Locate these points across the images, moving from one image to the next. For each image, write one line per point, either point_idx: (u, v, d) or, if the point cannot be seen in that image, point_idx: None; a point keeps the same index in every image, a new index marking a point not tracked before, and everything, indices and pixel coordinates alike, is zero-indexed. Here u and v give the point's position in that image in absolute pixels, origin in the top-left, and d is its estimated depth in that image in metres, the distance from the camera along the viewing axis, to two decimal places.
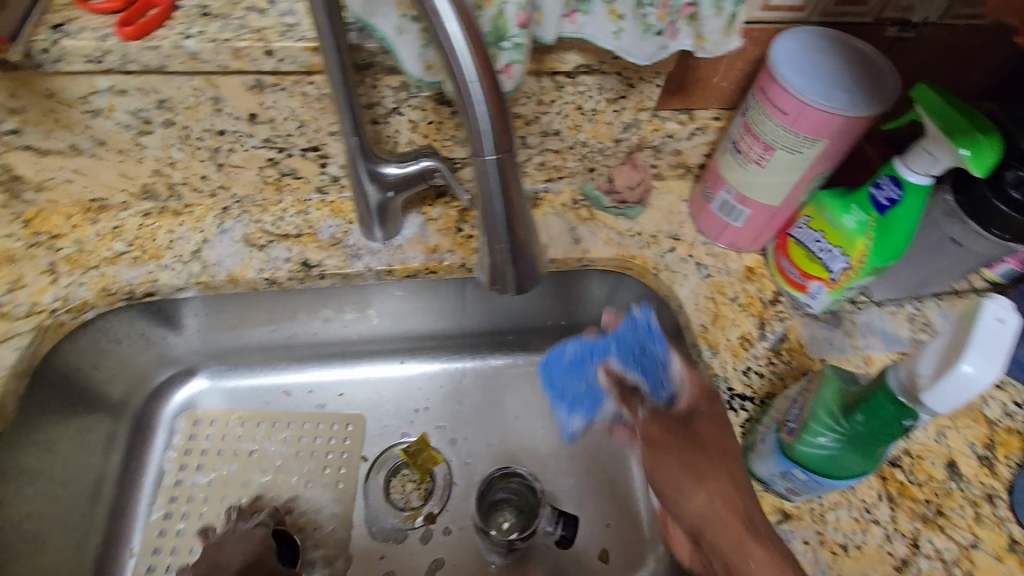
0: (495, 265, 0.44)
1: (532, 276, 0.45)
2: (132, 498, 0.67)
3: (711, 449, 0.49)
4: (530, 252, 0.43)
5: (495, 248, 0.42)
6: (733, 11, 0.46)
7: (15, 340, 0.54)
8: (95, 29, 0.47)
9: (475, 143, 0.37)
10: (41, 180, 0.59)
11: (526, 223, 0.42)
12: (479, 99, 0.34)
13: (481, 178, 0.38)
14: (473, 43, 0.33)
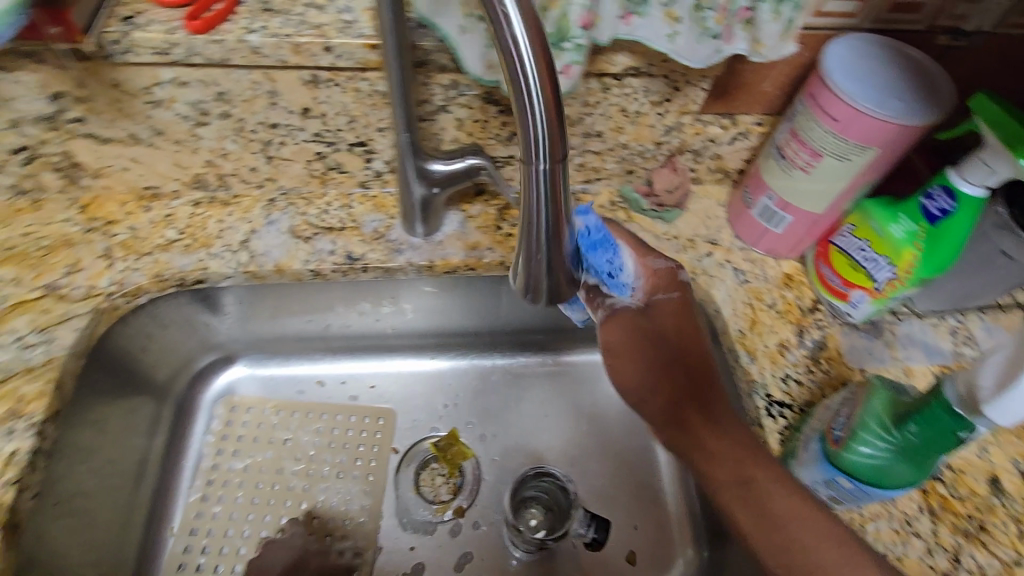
0: (531, 266, 0.46)
1: (564, 275, 0.47)
2: (172, 479, 0.69)
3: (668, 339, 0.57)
4: (565, 255, 0.45)
5: (534, 252, 0.44)
6: (790, 17, 0.46)
7: (73, 322, 0.56)
8: (163, 22, 0.48)
9: (529, 154, 0.38)
10: (99, 167, 0.61)
11: (566, 226, 0.44)
12: (539, 111, 0.35)
13: (532, 186, 0.39)
14: (536, 48, 0.34)
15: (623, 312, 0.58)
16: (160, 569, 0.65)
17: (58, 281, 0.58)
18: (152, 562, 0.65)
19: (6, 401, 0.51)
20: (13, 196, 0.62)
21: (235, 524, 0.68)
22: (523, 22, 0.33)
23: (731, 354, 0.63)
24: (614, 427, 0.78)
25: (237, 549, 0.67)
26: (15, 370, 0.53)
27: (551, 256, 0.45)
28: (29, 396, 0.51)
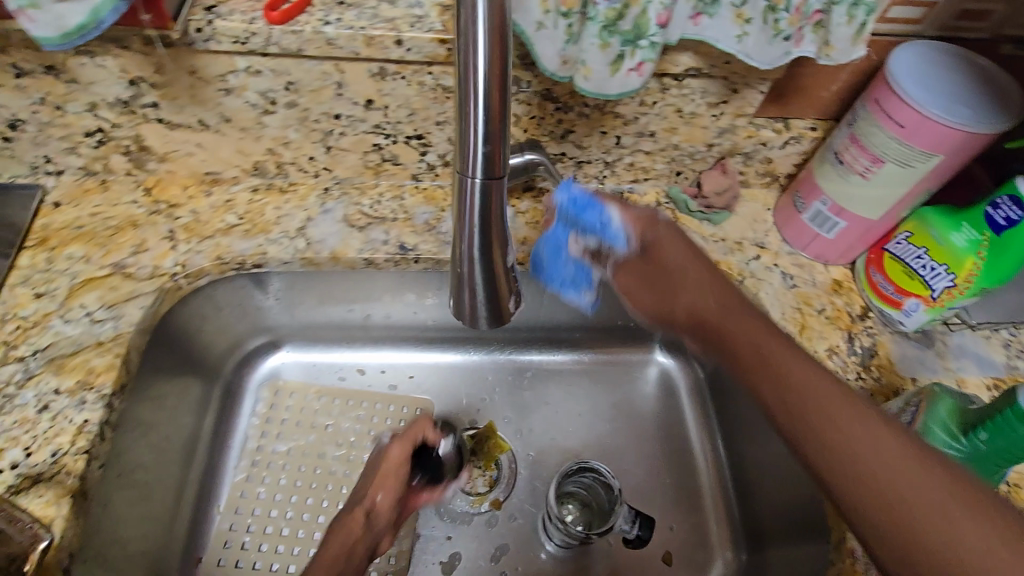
0: (462, 295, 0.41)
1: (501, 312, 0.42)
2: (219, 457, 0.71)
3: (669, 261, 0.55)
4: (501, 289, 0.41)
5: (463, 277, 0.39)
6: (863, 21, 0.46)
7: (139, 299, 0.58)
8: (244, 12, 0.50)
9: (465, 163, 0.34)
10: (165, 152, 0.63)
11: (505, 253, 0.39)
12: (482, 118, 0.32)
13: (464, 199, 0.36)
14: (496, 47, 0.31)
15: (627, 264, 0.56)
16: (206, 545, 0.66)
17: (125, 260, 0.60)
18: (199, 537, 0.66)
19: (78, 371, 0.53)
20: (82, 176, 0.64)
21: (278, 505, 0.69)
22: (487, 16, 0.29)
23: None
24: (650, 429, 0.78)
25: (280, 529, 0.68)
26: (86, 343, 0.55)
27: (485, 287, 0.40)
28: (99, 368, 0.54)
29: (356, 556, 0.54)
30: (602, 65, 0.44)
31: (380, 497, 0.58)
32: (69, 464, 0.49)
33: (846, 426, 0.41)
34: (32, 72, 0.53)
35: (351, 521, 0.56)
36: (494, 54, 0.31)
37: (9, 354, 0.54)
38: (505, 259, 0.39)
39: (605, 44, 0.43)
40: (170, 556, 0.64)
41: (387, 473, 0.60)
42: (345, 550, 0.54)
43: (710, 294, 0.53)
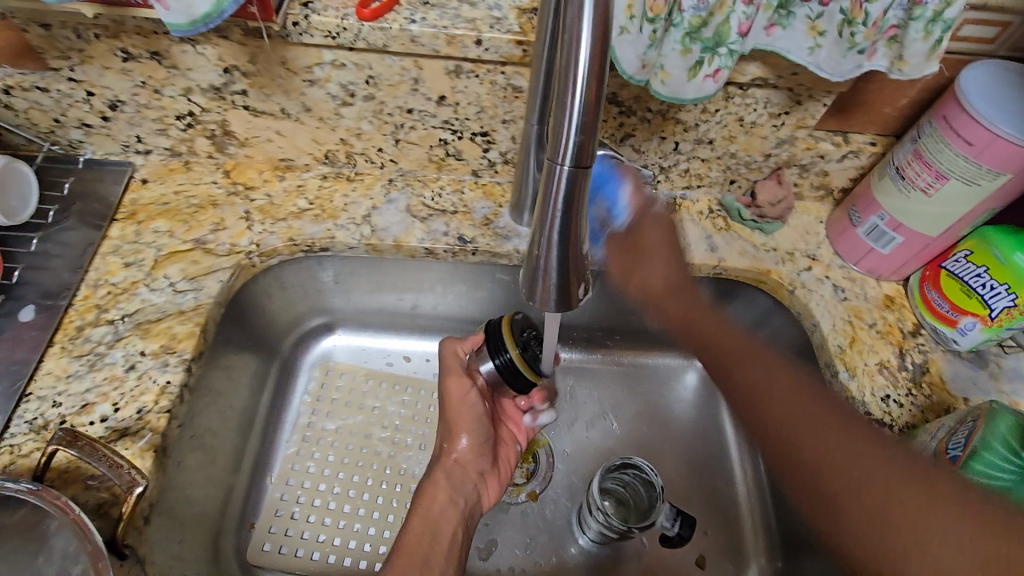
0: (535, 279, 0.43)
1: (570, 297, 0.44)
2: (274, 430, 0.74)
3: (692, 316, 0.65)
4: (574, 276, 0.42)
5: (538, 260, 0.41)
6: (939, 38, 0.46)
7: (218, 274, 0.62)
8: (337, 9, 0.53)
9: (556, 151, 0.36)
10: (247, 137, 0.67)
11: (580, 243, 0.41)
12: (577, 110, 0.34)
13: (549, 185, 0.38)
14: (598, 38, 0.32)
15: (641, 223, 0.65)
16: (258, 512, 0.69)
17: (205, 237, 0.64)
18: (252, 504, 0.70)
19: (161, 337, 0.57)
20: (167, 157, 0.69)
21: (325, 480, 0.72)
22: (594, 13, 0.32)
23: (829, 369, 0.64)
24: (685, 433, 0.79)
25: (327, 503, 0.71)
26: (169, 311, 0.59)
27: (559, 272, 0.42)
28: (180, 335, 0.58)
29: (442, 512, 0.57)
30: (680, 69, 0.48)
31: (457, 446, 0.63)
32: (153, 421, 0.53)
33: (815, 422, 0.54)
34: (138, 57, 0.58)
35: (436, 478, 0.61)
36: (596, 51, 0.33)
37: (101, 317, 0.58)
38: (581, 248, 0.41)
39: (686, 49, 0.47)
40: (227, 519, 0.67)
41: (458, 419, 0.64)
42: (431, 515, 0.57)
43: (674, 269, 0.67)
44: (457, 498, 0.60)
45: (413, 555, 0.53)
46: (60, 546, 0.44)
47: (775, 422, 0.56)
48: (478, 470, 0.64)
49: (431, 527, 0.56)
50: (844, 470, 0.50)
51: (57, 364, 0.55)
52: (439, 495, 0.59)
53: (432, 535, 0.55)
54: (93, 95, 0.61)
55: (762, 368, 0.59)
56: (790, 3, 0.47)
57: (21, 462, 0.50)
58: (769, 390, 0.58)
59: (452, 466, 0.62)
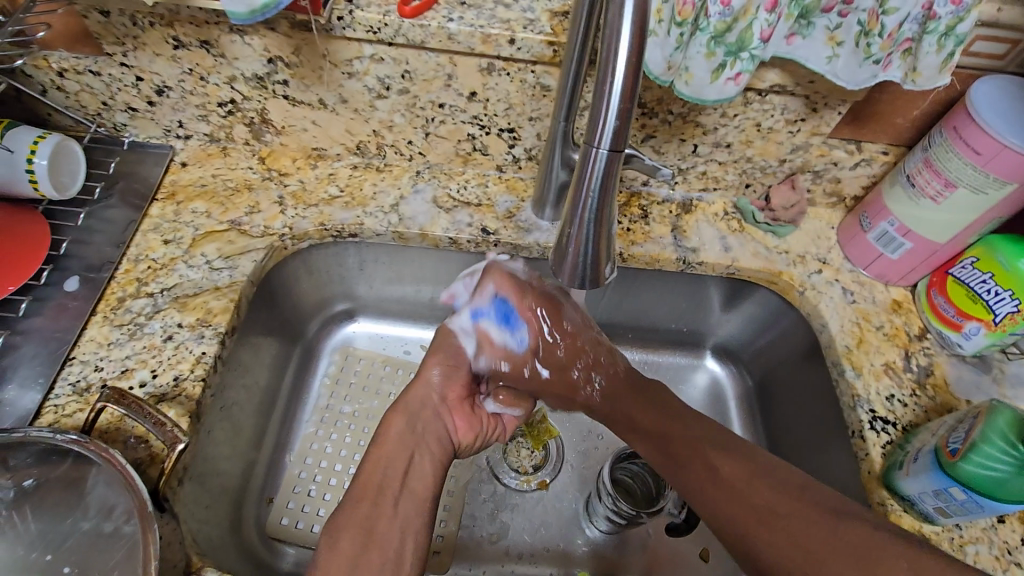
0: (565, 253, 0.46)
1: (596, 273, 0.47)
2: (294, 410, 0.76)
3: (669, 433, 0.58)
4: (601, 253, 0.45)
5: (570, 235, 0.45)
6: (950, 52, 0.49)
7: (252, 254, 0.65)
8: (380, 6, 0.57)
9: (593, 135, 0.40)
10: (283, 126, 0.70)
11: (609, 225, 0.44)
12: (616, 97, 0.37)
13: (587, 166, 0.41)
14: (637, 29, 0.35)
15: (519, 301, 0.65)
16: (278, 487, 0.72)
17: (241, 219, 0.67)
18: (272, 479, 0.72)
19: (198, 311, 0.61)
20: (206, 142, 0.72)
21: (342, 460, 0.74)
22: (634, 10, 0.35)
23: (835, 368, 0.66)
24: None
25: (343, 482, 0.73)
26: (206, 287, 0.62)
27: (588, 247, 0.45)
28: (216, 309, 0.61)
29: (395, 442, 0.56)
30: (704, 71, 0.51)
31: (429, 373, 0.63)
32: (188, 389, 0.56)
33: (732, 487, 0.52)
34: (189, 45, 0.61)
35: (393, 411, 0.59)
36: (635, 42, 0.36)
37: (141, 289, 0.62)
38: (610, 229, 0.44)
39: (710, 53, 0.50)
40: (248, 492, 0.69)
41: (437, 348, 0.65)
42: (386, 448, 0.55)
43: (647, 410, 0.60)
44: (416, 430, 0.58)
45: (367, 486, 0.52)
46: (98, 501, 0.48)
47: (706, 474, 0.54)
48: (442, 397, 0.62)
49: (388, 457, 0.54)
50: (733, 511, 0.51)
51: (100, 332, 0.58)
52: (398, 424, 0.57)
53: (385, 470, 0.53)
54: (141, 80, 0.65)
55: (678, 419, 0.59)
56: (810, 14, 0.50)
57: (63, 422, 0.53)
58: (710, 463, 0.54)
59: (417, 392, 0.61)
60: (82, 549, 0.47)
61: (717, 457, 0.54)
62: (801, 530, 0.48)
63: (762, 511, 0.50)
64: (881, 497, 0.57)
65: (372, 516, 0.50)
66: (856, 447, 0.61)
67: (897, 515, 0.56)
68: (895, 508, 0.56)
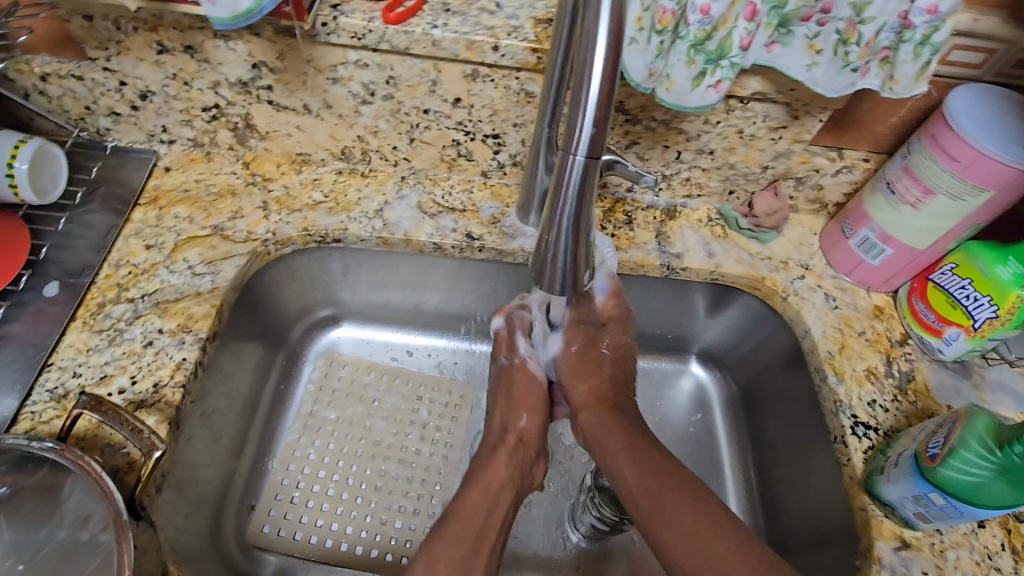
0: (544, 262, 0.46)
1: (576, 282, 0.47)
2: (277, 416, 0.76)
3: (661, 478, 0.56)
4: (580, 261, 0.46)
5: (550, 242, 0.45)
6: (927, 60, 0.50)
7: (235, 259, 0.65)
8: (365, 12, 0.57)
9: (570, 141, 0.40)
10: (267, 131, 0.70)
11: (589, 230, 0.44)
12: (591, 103, 0.37)
13: (563, 173, 0.41)
14: (612, 35, 0.36)
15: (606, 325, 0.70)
16: (259, 495, 0.71)
17: (223, 224, 0.67)
18: (254, 487, 0.71)
19: (179, 316, 0.60)
20: (190, 147, 0.72)
21: (325, 468, 0.74)
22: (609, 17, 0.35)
23: (818, 373, 0.67)
24: (677, 436, 0.80)
25: (326, 490, 0.72)
26: (187, 292, 0.62)
27: (567, 257, 0.45)
28: (197, 315, 0.60)
29: (501, 490, 0.59)
30: (685, 79, 0.52)
31: (520, 423, 0.66)
32: (168, 395, 0.55)
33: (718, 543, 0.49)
34: (172, 50, 0.61)
35: (498, 454, 0.62)
36: (611, 49, 0.36)
37: (121, 295, 0.61)
38: (589, 235, 0.44)
39: (691, 60, 0.50)
40: (228, 499, 0.68)
41: (520, 398, 0.67)
42: (489, 491, 0.58)
43: (623, 442, 0.60)
44: (517, 477, 0.61)
45: (470, 523, 0.54)
46: (73, 511, 0.47)
47: (686, 521, 0.52)
48: (534, 450, 0.65)
49: (489, 500, 0.57)
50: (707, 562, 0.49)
51: (78, 338, 0.58)
52: (501, 471, 0.60)
53: (489, 510, 0.56)
54: (125, 85, 0.64)
55: (706, 516, 0.51)
56: (789, 22, 0.51)
57: (41, 428, 0.52)
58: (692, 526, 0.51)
59: (515, 442, 0.64)
60: (58, 559, 0.46)
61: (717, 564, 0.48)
62: None
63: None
64: (863, 502, 0.57)
65: (471, 554, 0.52)
66: (838, 453, 0.61)
67: (879, 521, 0.56)
68: (877, 514, 0.57)
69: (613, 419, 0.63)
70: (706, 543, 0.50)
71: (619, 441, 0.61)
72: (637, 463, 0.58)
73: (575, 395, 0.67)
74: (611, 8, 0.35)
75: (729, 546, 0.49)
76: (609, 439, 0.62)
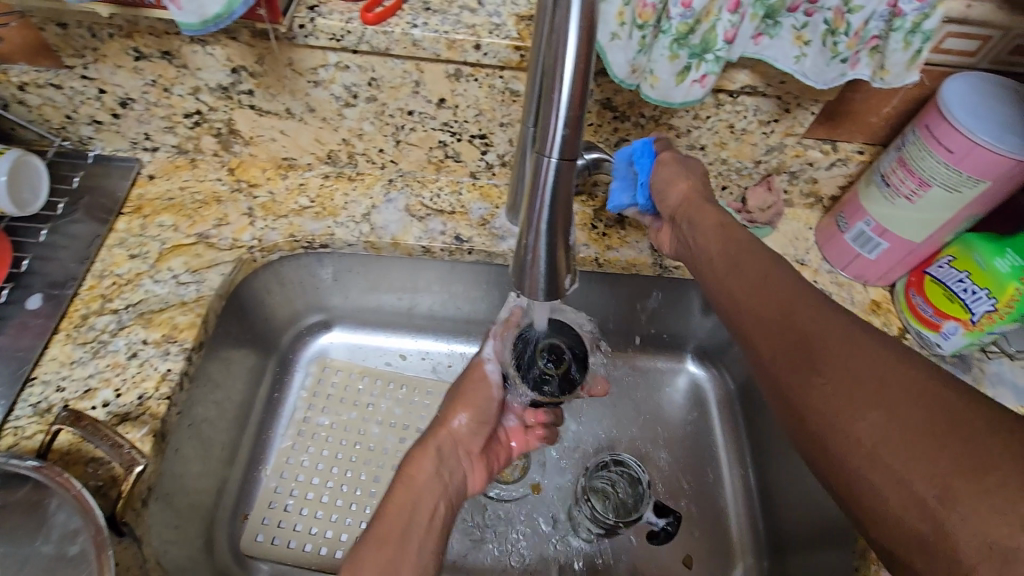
0: (524, 268, 0.45)
1: (557, 288, 0.46)
2: (270, 423, 0.75)
3: (748, 263, 0.48)
4: (560, 266, 0.45)
5: (528, 247, 0.44)
6: (918, 49, 0.48)
7: (220, 267, 0.64)
8: (343, 13, 0.56)
9: (545, 143, 0.39)
10: (251, 136, 0.69)
11: (568, 233, 0.44)
12: (564, 104, 0.37)
13: (538, 175, 0.41)
14: (584, 33, 0.35)
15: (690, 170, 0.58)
16: (252, 503, 0.70)
17: (208, 232, 0.66)
18: (246, 496, 0.71)
19: (164, 327, 0.59)
20: (174, 154, 0.71)
21: (319, 474, 0.73)
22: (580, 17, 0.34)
23: None
24: (674, 435, 0.78)
25: (320, 497, 0.71)
26: (172, 302, 0.61)
27: (546, 261, 0.44)
28: (182, 325, 0.60)
29: (428, 488, 0.55)
30: (668, 74, 0.51)
31: (454, 421, 0.60)
32: (152, 407, 0.55)
33: (786, 305, 0.44)
34: (150, 56, 0.60)
35: (427, 446, 0.58)
36: (581, 50, 0.35)
37: (105, 306, 0.60)
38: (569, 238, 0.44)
39: (673, 55, 0.49)
40: (220, 509, 0.68)
41: (469, 393, 0.62)
42: (415, 489, 0.54)
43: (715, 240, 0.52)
44: (443, 476, 0.57)
45: (392, 528, 0.50)
46: (60, 525, 0.46)
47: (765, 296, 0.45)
48: (466, 449, 0.61)
49: (414, 498, 0.53)
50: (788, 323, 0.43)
51: (62, 351, 0.57)
52: (427, 466, 0.56)
53: (412, 512, 0.52)
54: (104, 92, 0.63)
55: (787, 287, 0.45)
56: (776, 14, 0.49)
57: (24, 444, 0.52)
58: (767, 295, 0.45)
59: (445, 437, 0.59)
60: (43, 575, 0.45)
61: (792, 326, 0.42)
62: (845, 356, 0.38)
63: (807, 339, 0.41)
64: None
65: (396, 557, 0.48)
66: None
67: None
68: None
69: (711, 211, 0.55)
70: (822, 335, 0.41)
71: (708, 238, 0.53)
72: (739, 273, 0.48)
73: (671, 199, 0.57)
74: (581, 6, 0.34)
75: (812, 310, 0.42)
76: (703, 237, 0.54)
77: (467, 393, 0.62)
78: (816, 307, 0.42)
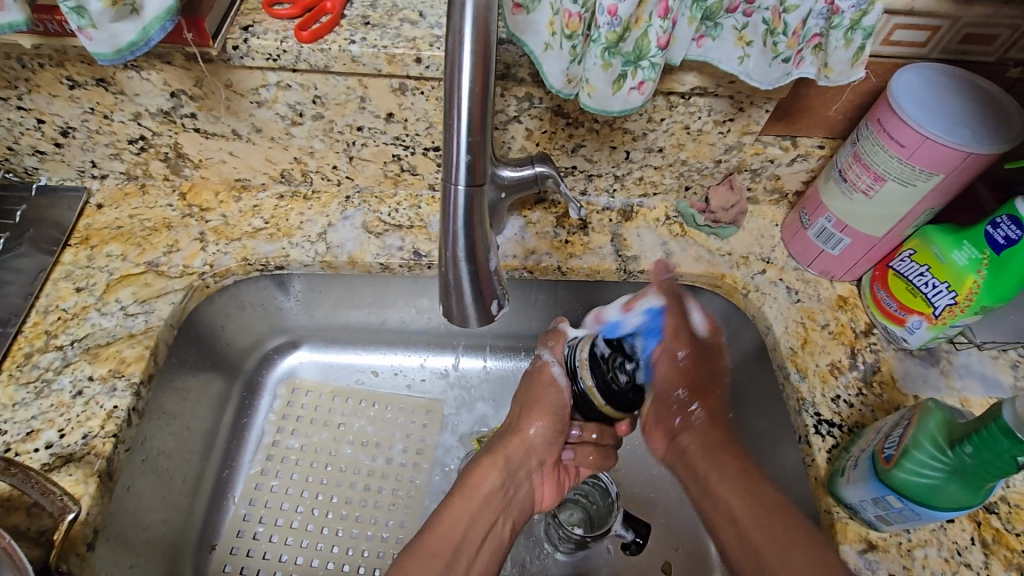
0: (450, 294, 0.48)
1: (484, 311, 0.50)
2: (236, 449, 0.73)
3: (746, 471, 0.58)
4: (483, 288, 0.48)
5: (448, 277, 0.47)
6: (860, 45, 0.47)
7: (170, 295, 0.63)
8: (277, 32, 0.55)
9: (450, 172, 0.41)
10: (200, 159, 0.67)
11: (486, 255, 0.46)
12: (463, 129, 0.39)
13: (448, 200, 0.42)
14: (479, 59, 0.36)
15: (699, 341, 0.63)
16: (220, 533, 0.69)
17: (158, 259, 0.65)
18: (213, 526, 0.69)
19: (111, 361, 0.58)
20: (123, 181, 0.69)
21: (289, 499, 0.71)
22: (473, 48, 0.36)
23: (782, 371, 0.65)
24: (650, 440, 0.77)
25: (291, 522, 0.70)
26: (119, 335, 0.60)
27: (469, 283, 0.47)
28: (129, 358, 0.58)
29: (485, 497, 0.60)
30: (604, 83, 0.50)
31: (531, 429, 0.64)
32: (98, 446, 0.54)
33: (775, 509, 0.54)
34: (84, 84, 0.58)
35: (495, 454, 0.63)
36: (476, 75, 0.37)
37: (49, 343, 0.59)
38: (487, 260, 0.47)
39: (606, 64, 0.48)
40: (186, 541, 0.66)
41: (542, 396, 0.64)
42: (474, 499, 0.59)
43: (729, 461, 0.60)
44: (502, 487, 0.61)
45: (445, 544, 0.55)
46: None
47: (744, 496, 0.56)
48: (539, 459, 0.65)
49: (473, 509, 0.58)
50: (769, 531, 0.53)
51: (3, 393, 0.56)
52: (491, 479, 0.61)
53: (466, 528, 0.57)
54: (43, 122, 0.62)
55: (764, 498, 0.55)
56: (715, 16, 0.49)
57: None
58: (758, 504, 0.55)
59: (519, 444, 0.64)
60: None
61: (769, 524, 0.53)
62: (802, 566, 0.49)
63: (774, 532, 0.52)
64: (828, 504, 0.56)
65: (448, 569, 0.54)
66: (803, 453, 0.59)
67: (845, 522, 0.55)
68: (842, 516, 0.55)
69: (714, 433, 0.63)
70: (790, 552, 0.50)
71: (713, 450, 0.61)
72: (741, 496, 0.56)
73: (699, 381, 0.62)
74: (474, 31, 0.35)
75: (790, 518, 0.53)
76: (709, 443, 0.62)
77: (540, 399, 0.64)
78: (792, 532, 0.52)
